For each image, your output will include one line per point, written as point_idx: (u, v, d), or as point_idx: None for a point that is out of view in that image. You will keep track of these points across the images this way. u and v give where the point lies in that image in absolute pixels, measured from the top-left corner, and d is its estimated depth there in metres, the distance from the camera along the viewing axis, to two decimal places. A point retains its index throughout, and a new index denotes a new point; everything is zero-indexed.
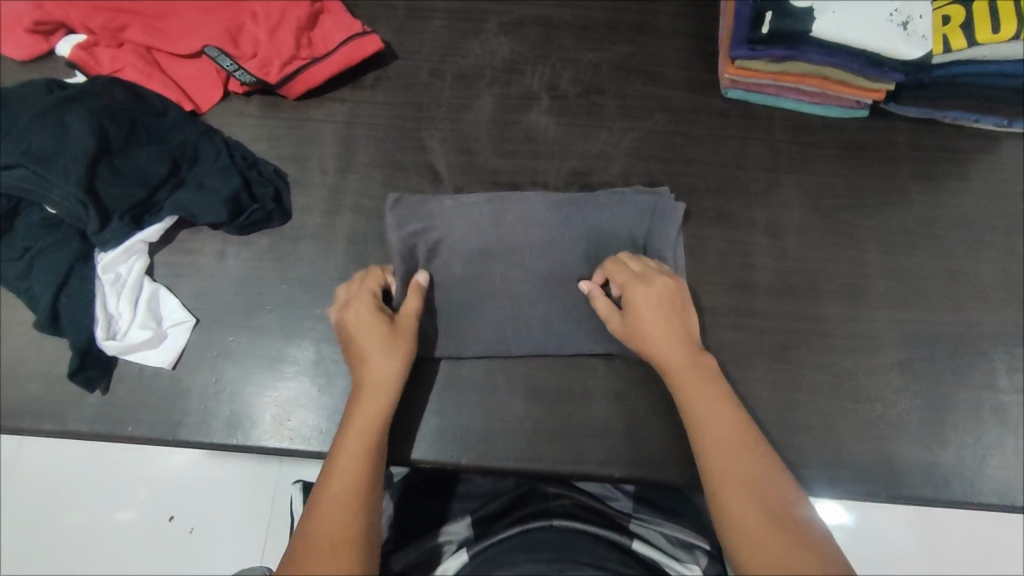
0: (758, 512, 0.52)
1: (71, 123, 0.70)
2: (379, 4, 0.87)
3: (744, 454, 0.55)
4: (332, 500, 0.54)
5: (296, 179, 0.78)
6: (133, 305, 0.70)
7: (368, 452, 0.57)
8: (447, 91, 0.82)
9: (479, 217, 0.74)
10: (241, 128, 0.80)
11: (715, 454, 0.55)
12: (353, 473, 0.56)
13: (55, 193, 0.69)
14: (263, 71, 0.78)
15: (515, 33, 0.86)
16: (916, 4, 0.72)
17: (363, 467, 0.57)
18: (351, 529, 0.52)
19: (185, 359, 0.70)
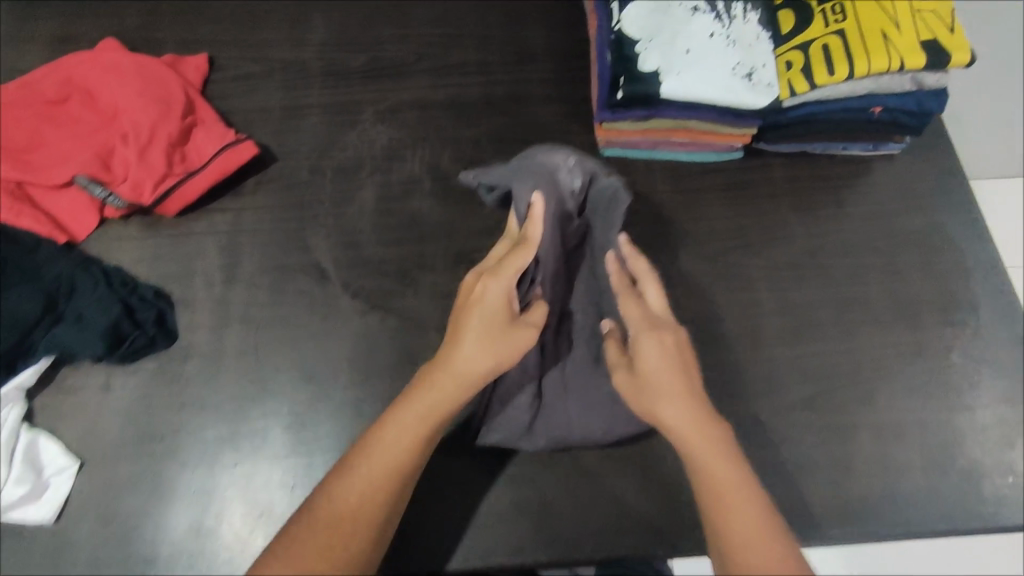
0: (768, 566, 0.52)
1: None
2: (254, 108, 0.88)
3: (749, 524, 0.54)
4: (334, 519, 0.56)
5: (180, 297, 0.76)
6: (9, 459, 0.67)
7: (409, 429, 0.59)
8: (330, 186, 0.83)
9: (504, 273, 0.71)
10: (121, 252, 0.79)
11: (717, 509, 0.56)
12: (367, 508, 0.57)
13: None
14: (136, 193, 0.77)
15: (392, 120, 0.87)
16: (759, 53, 0.75)
17: (415, 435, 0.59)
18: (349, 543, 0.55)
19: (70, 507, 0.67)
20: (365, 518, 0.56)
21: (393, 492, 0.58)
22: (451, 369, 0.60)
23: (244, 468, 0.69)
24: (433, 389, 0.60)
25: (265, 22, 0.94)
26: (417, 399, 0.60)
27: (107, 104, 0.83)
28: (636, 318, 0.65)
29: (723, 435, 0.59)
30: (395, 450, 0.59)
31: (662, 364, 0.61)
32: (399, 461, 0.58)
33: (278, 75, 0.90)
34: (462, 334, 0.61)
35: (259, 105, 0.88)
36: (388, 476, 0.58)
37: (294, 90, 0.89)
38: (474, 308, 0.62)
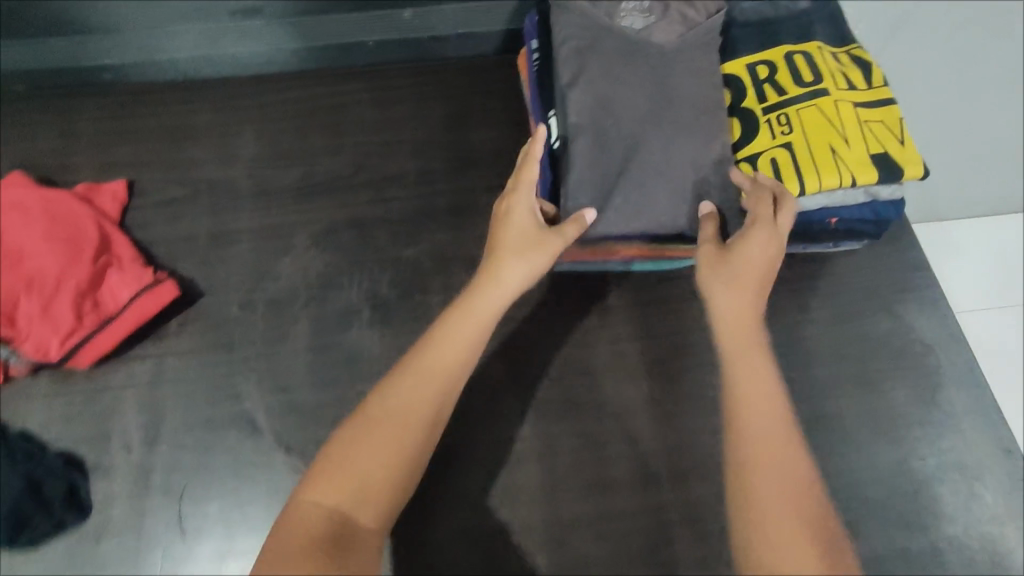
0: (789, 507, 0.46)
1: None
2: (178, 237, 0.82)
3: (785, 458, 0.48)
4: (372, 423, 0.51)
5: (95, 463, 0.69)
6: None
7: (437, 367, 0.54)
8: (261, 322, 0.77)
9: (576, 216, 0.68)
10: (28, 414, 0.72)
11: (762, 466, 0.48)
12: (391, 473, 0.50)
13: None
14: (42, 350, 0.71)
15: (326, 243, 0.81)
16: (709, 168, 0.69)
17: (420, 401, 0.52)
18: (382, 503, 0.49)
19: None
20: (385, 495, 0.49)
21: (430, 434, 0.52)
22: (427, 368, 0.54)
23: None
24: (423, 359, 0.54)
25: (190, 138, 0.89)
26: (411, 372, 0.53)
27: (10, 247, 0.76)
28: (711, 231, 0.63)
29: (795, 434, 0.50)
30: (422, 384, 0.53)
31: (747, 255, 0.58)
32: (413, 416, 0.51)
33: (205, 197, 0.84)
34: (501, 250, 0.61)
35: (183, 232, 0.82)
36: (401, 426, 0.51)
37: (222, 213, 0.83)
38: (506, 219, 0.63)
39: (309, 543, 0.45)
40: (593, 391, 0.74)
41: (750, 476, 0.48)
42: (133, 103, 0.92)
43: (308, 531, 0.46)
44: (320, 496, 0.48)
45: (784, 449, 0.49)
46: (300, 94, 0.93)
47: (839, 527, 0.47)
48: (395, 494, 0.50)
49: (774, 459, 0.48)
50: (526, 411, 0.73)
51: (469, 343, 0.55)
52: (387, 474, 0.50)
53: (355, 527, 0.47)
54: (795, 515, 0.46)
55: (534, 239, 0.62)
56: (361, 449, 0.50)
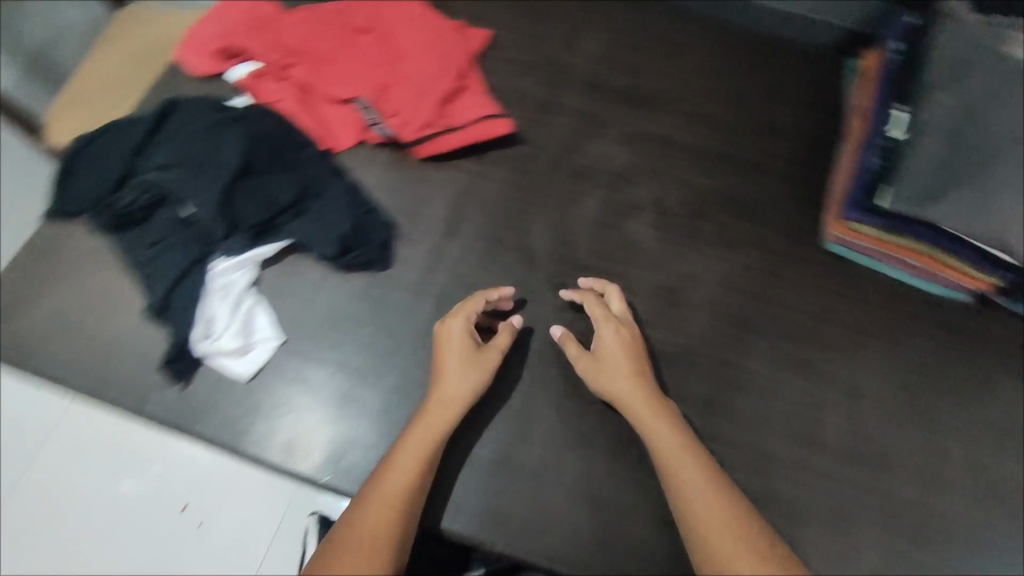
0: (728, 519, 0.59)
1: (227, 141, 0.79)
2: (515, 91, 0.94)
3: (710, 491, 0.61)
4: (356, 539, 0.57)
5: (404, 232, 0.82)
6: (232, 313, 0.74)
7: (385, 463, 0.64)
8: (561, 184, 0.87)
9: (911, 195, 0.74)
10: (366, 173, 0.86)
11: (675, 472, 0.63)
12: (379, 537, 0.58)
13: (197, 199, 0.76)
14: (400, 129, 0.85)
15: (634, 145, 0.91)
16: None
17: (394, 477, 0.62)
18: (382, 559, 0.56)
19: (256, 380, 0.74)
20: (381, 538, 0.58)
21: (414, 509, 0.61)
22: (400, 446, 0.65)
23: (413, 400, 0.73)
24: (422, 423, 0.66)
25: (545, 19, 1.01)
26: (404, 451, 0.64)
27: (398, 45, 0.91)
28: (600, 318, 0.73)
29: (716, 467, 0.64)
30: (397, 485, 0.61)
31: (620, 351, 0.71)
32: (392, 500, 0.60)
33: (543, 70, 0.96)
34: (443, 367, 0.69)
35: (520, 89, 0.94)
36: (398, 498, 0.61)
37: (554, 87, 0.95)
38: (446, 343, 0.70)
39: None
40: (831, 363, 0.78)
41: (696, 517, 0.60)
42: None
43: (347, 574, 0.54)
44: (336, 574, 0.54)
45: (701, 462, 0.63)
46: (646, 18, 1.02)
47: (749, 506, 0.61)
48: (403, 532, 0.59)
49: (687, 480, 0.62)
50: (760, 353, 0.79)
51: (433, 436, 0.65)
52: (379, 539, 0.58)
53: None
54: (737, 519, 0.59)
55: (485, 362, 0.70)
56: (355, 510, 0.60)
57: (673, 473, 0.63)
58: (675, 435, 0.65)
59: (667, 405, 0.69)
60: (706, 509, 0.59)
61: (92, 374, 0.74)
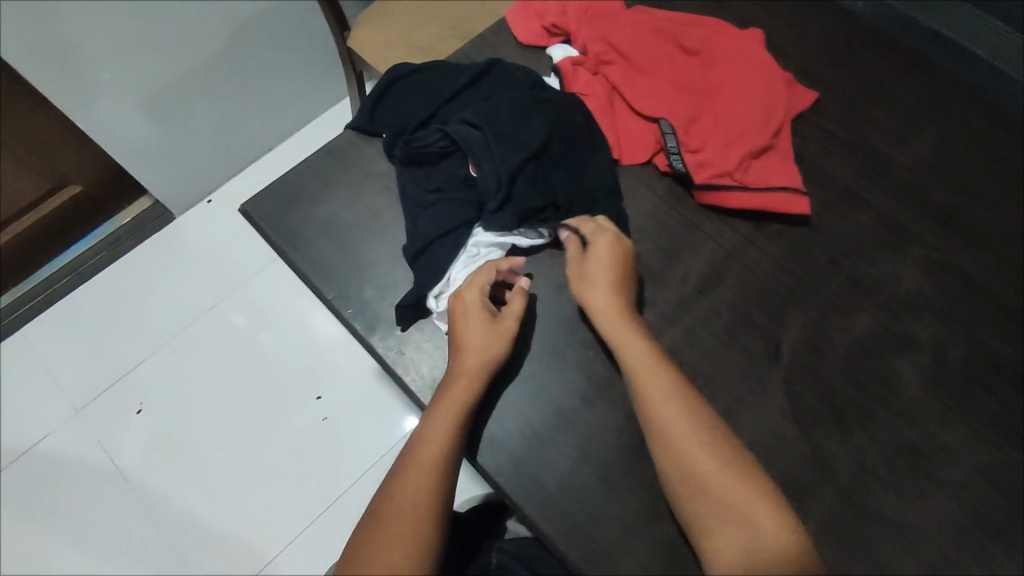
0: (741, 512, 0.61)
1: (534, 122, 0.79)
2: (821, 167, 0.85)
3: (721, 478, 0.63)
4: (395, 507, 0.64)
5: (657, 271, 0.79)
6: None
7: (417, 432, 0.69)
8: (836, 286, 0.79)
9: None
10: (641, 197, 0.83)
11: (684, 462, 0.64)
12: (415, 506, 0.64)
13: (486, 165, 0.77)
14: (696, 168, 0.80)
15: (932, 276, 0.80)
16: None
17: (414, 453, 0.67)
18: (417, 527, 0.63)
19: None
20: (423, 504, 0.64)
21: (449, 470, 0.67)
22: (433, 419, 0.68)
23: (605, 444, 0.72)
24: (450, 391, 0.69)
25: (882, 101, 0.90)
26: (432, 419, 0.68)
27: (722, 81, 0.87)
28: (591, 230, 0.75)
29: (721, 439, 0.65)
30: (424, 462, 0.66)
31: (609, 304, 0.71)
32: (422, 476, 0.66)
33: (860, 156, 0.87)
34: (463, 339, 0.71)
35: (827, 167, 0.86)
36: (432, 469, 0.66)
37: (864, 179, 0.85)
38: (465, 314, 0.72)
39: (392, 553, 0.61)
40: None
41: (705, 518, 0.62)
42: (856, 40, 0.96)
43: (392, 552, 0.62)
44: (379, 552, 0.62)
45: (707, 443, 0.64)
46: (1001, 140, 0.88)
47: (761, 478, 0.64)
48: (438, 497, 0.65)
49: (705, 475, 0.63)
50: (1003, 574, 0.66)
51: (463, 403, 0.68)
52: (415, 505, 0.64)
53: (407, 551, 0.62)
54: (744, 500, 0.62)
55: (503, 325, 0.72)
56: (397, 485, 0.66)
57: (671, 446, 0.64)
58: (683, 418, 0.65)
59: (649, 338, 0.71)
60: (672, 420, 0.65)
61: (338, 284, 0.79)
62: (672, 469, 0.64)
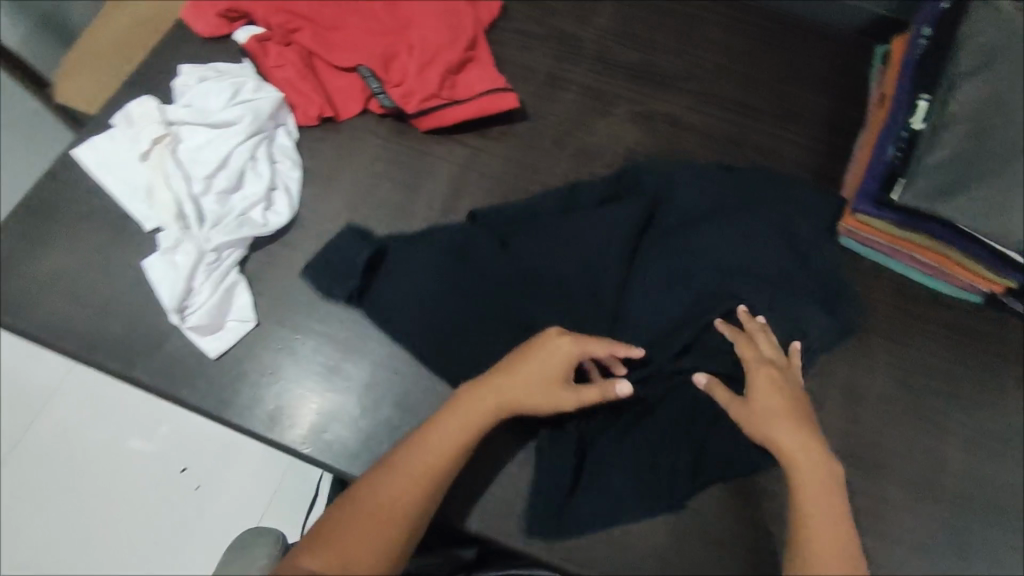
0: (830, 531, 0.57)
1: (235, 126, 0.79)
2: (523, 65, 0.91)
3: (820, 485, 0.59)
4: (367, 514, 0.59)
5: (402, 205, 0.82)
6: (213, 290, 0.74)
7: (439, 470, 0.62)
8: (564, 162, 0.85)
9: (923, 186, 0.69)
10: (368, 145, 0.85)
11: (801, 488, 0.59)
12: (400, 503, 0.60)
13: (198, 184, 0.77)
14: (403, 100, 0.84)
15: (641, 125, 0.89)
16: None
17: (428, 480, 0.61)
18: (396, 525, 0.59)
19: (232, 353, 0.73)
20: (395, 517, 0.60)
21: (448, 474, 0.63)
22: (464, 432, 0.63)
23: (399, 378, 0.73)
24: (482, 396, 0.64)
25: None
26: (458, 417, 0.64)
27: (406, 14, 0.89)
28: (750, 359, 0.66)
29: (831, 476, 0.60)
30: (417, 486, 0.61)
31: (770, 398, 0.63)
32: (407, 507, 0.60)
33: (554, 44, 0.93)
34: (521, 377, 0.65)
35: (528, 64, 0.91)
36: (429, 468, 0.62)
37: (563, 62, 0.92)
38: (529, 347, 0.66)
39: (363, 552, 0.57)
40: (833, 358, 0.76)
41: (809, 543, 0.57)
42: None
43: (362, 552, 0.57)
44: (347, 551, 0.57)
45: (819, 466, 0.60)
46: None
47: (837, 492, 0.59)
48: (428, 496, 0.61)
49: (816, 489, 0.59)
50: None
51: (502, 411, 0.65)
52: (398, 503, 0.60)
53: (379, 548, 0.58)
54: (824, 509, 0.58)
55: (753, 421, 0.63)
56: (382, 477, 0.61)
57: (799, 485, 0.59)
58: (819, 468, 0.60)
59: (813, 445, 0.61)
60: (798, 455, 0.60)
61: (84, 333, 0.73)
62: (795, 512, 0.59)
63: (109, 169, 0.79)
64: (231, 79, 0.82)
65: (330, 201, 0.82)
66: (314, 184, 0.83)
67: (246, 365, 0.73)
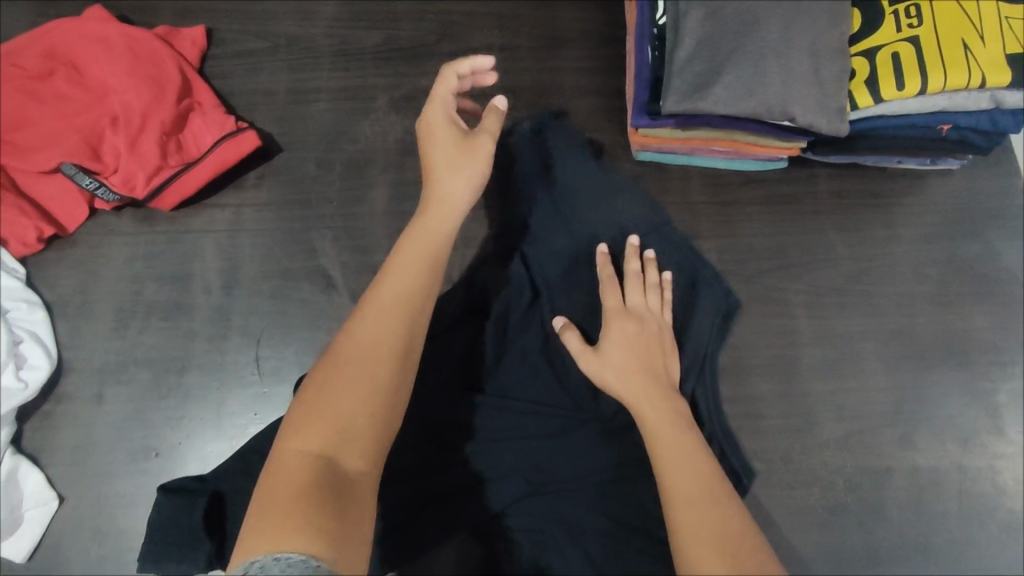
0: (704, 485, 0.50)
1: None
2: (257, 91, 0.80)
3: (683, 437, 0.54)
4: (353, 356, 0.50)
5: (177, 301, 0.72)
6: None
7: (406, 299, 0.53)
8: (338, 181, 0.76)
9: (681, 86, 0.65)
10: (115, 248, 0.73)
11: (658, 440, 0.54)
12: (387, 342, 0.50)
13: None
14: (127, 187, 0.72)
15: (407, 109, 0.80)
16: (828, 42, 0.64)
17: (388, 344, 0.50)
18: (385, 369, 0.49)
19: (45, 545, 0.63)
20: (382, 358, 0.50)
21: (421, 316, 0.53)
22: (425, 253, 0.55)
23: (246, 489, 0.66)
24: (427, 221, 0.57)
25: None
26: (413, 242, 0.56)
27: (95, 81, 0.75)
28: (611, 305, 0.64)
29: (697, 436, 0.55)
30: (387, 314, 0.52)
31: (624, 349, 0.61)
32: (384, 338, 0.50)
33: (284, 52, 0.82)
34: (430, 173, 0.59)
35: (262, 87, 0.80)
36: (400, 305, 0.52)
37: (301, 71, 0.81)
38: (432, 136, 0.59)
39: (343, 430, 0.47)
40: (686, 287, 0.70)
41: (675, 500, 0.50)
42: None
43: (338, 429, 0.47)
44: (321, 431, 0.46)
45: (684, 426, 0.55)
46: None
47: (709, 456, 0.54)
48: (409, 341, 0.51)
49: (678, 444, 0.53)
50: None
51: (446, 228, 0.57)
52: (382, 341, 0.50)
53: (357, 426, 0.47)
54: (694, 461, 0.52)
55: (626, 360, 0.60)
56: (352, 325, 0.51)
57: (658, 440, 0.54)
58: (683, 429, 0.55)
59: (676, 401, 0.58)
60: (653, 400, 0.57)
61: None
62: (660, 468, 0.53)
63: None
64: None
65: (92, 328, 0.70)
66: (67, 318, 0.71)
67: (66, 551, 0.64)
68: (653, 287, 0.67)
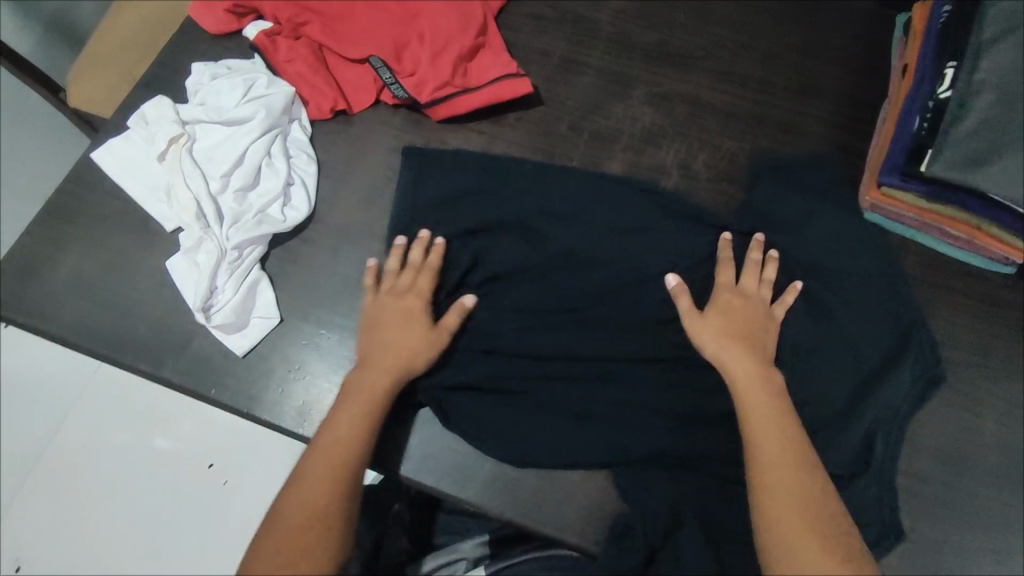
0: (812, 534, 0.57)
1: (251, 122, 0.78)
2: (536, 50, 0.90)
3: (795, 480, 0.59)
4: (319, 476, 0.61)
5: None
6: (237, 288, 0.74)
7: (365, 411, 0.65)
8: (582, 146, 0.84)
9: (951, 157, 0.68)
10: (386, 137, 0.85)
11: (770, 481, 0.60)
12: (340, 454, 0.62)
13: (218, 182, 0.77)
14: (416, 89, 0.83)
15: (659, 105, 0.87)
16: None
17: (354, 449, 0.63)
18: (343, 481, 0.61)
19: (258, 350, 0.74)
20: (343, 463, 0.62)
21: (371, 428, 0.65)
22: (373, 381, 0.66)
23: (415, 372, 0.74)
24: (387, 348, 0.69)
25: None
26: (383, 362, 0.68)
27: None
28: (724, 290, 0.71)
29: (812, 469, 0.61)
30: (342, 429, 0.64)
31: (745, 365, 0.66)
32: (340, 450, 0.62)
33: (568, 26, 0.91)
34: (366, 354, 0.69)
35: (543, 48, 0.90)
36: (362, 420, 0.64)
37: (579, 45, 0.90)
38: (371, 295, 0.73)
39: (292, 543, 0.58)
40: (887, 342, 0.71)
41: (780, 542, 0.57)
42: None
43: (296, 541, 0.58)
44: (289, 537, 0.58)
45: (798, 463, 0.61)
46: None
47: (824, 488, 0.60)
48: (359, 457, 0.63)
49: (788, 488, 0.59)
50: None
51: (391, 375, 0.67)
52: (346, 451, 0.63)
53: (323, 532, 0.59)
54: (801, 504, 0.58)
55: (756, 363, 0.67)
56: (322, 437, 0.63)
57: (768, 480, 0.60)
58: (798, 468, 0.60)
59: (791, 425, 0.63)
60: (766, 439, 0.62)
61: (110, 337, 0.74)
62: (762, 510, 0.59)
63: (127, 171, 0.79)
64: (243, 75, 0.82)
65: (347, 194, 0.81)
66: (331, 179, 0.82)
67: (273, 363, 0.73)
68: (767, 282, 0.72)
